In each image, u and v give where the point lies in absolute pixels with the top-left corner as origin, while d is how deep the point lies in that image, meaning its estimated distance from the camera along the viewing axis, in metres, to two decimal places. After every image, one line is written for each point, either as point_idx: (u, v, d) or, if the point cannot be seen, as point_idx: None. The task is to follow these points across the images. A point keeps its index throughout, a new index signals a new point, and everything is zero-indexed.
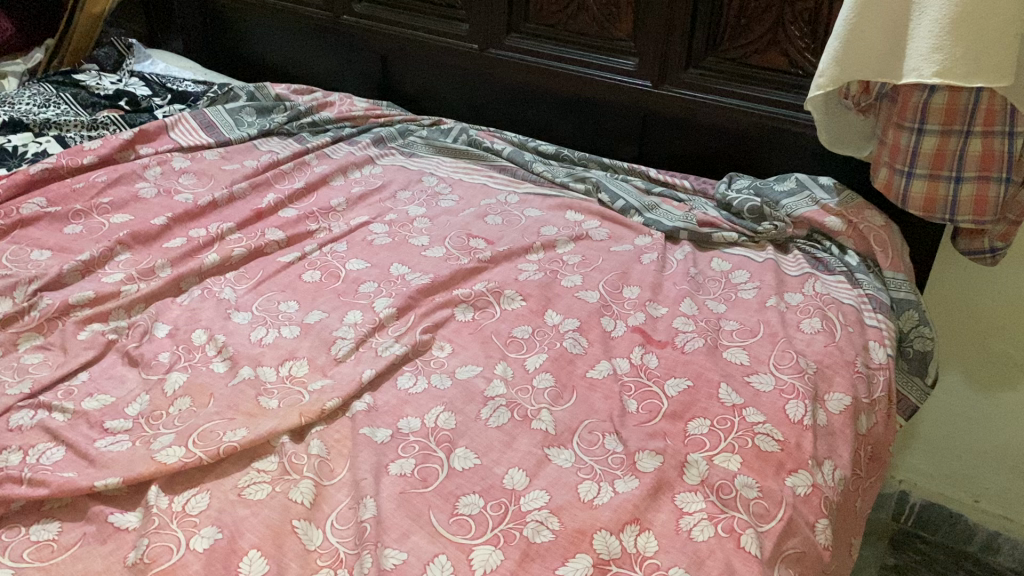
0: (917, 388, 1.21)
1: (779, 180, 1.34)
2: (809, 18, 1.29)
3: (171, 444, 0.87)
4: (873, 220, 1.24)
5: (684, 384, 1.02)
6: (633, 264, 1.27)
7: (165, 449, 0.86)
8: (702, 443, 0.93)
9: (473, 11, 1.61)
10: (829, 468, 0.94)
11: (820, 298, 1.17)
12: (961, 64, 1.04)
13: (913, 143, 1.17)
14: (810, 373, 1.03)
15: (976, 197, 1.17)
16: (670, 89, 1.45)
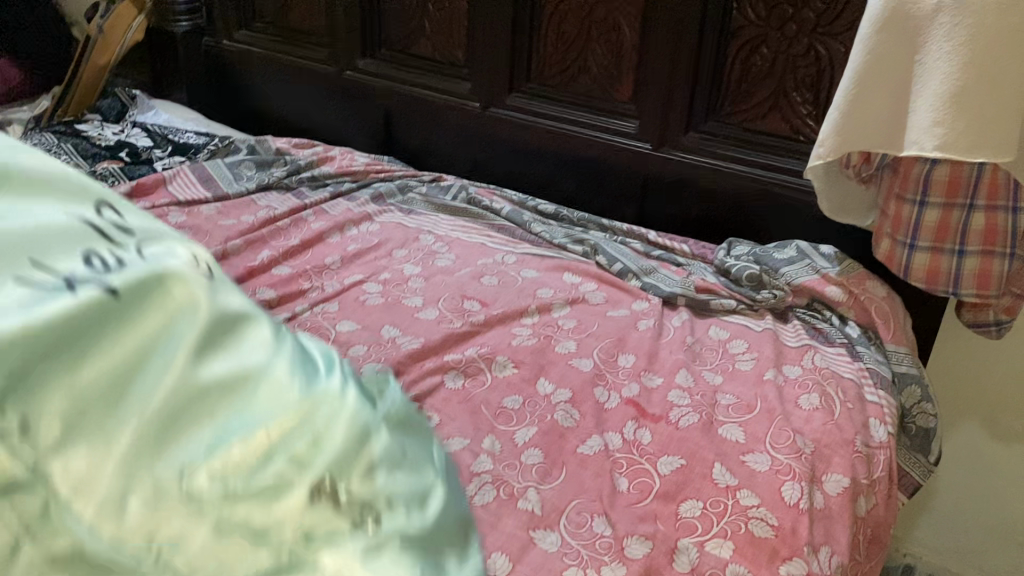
0: (920, 466, 1.18)
1: (779, 247, 1.32)
2: (811, 85, 1.29)
3: None
4: (875, 291, 1.23)
5: (676, 462, 0.99)
6: (629, 331, 1.24)
7: None
8: (693, 527, 0.90)
9: (475, 69, 1.60)
10: (826, 555, 0.91)
11: (819, 372, 1.14)
12: (963, 139, 1.02)
13: (915, 215, 1.15)
14: (807, 454, 1.00)
15: (979, 272, 1.15)
16: (671, 152, 1.44)
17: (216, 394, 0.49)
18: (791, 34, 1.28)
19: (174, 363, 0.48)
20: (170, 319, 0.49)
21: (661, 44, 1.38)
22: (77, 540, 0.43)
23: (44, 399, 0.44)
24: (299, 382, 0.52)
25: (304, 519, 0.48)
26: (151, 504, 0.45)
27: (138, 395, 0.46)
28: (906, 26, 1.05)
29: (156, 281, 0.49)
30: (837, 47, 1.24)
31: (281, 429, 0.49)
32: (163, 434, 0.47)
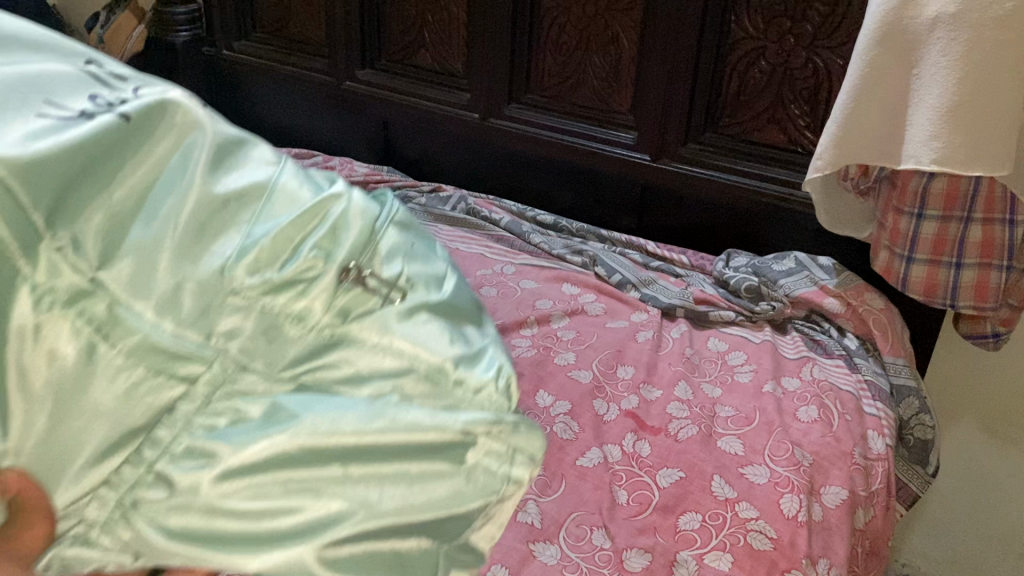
0: (917, 476, 1.18)
1: (778, 259, 1.33)
2: (809, 97, 1.29)
3: None
4: (873, 304, 1.23)
5: (676, 475, 0.99)
6: (628, 343, 1.24)
7: None
8: (692, 540, 0.91)
9: (474, 80, 1.61)
10: (824, 567, 0.91)
11: (817, 384, 1.15)
12: (959, 152, 1.03)
13: (912, 228, 1.15)
14: (806, 466, 1.01)
15: (977, 284, 1.16)
16: (668, 163, 1.45)
17: (237, 199, 0.48)
18: (790, 46, 1.28)
19: (190, 175, 0.46)
20: (183, 140, 0.47)
21: (658, 56, 1.39)
22: (140, 332, 0.42)
23: (80, 218, 0.42)
24: (302, 191, 0.51)
25: (339, 299, 0.48)
26: (201, 293, 0.44)
27: (168, 194, 0.45)
28: (903, 40, 1.05)
29: (161, 104, 0.47)
30: (835, 60, 1.25)
31: (302, 226, 0.49)
32: (201, 229, 0.46)
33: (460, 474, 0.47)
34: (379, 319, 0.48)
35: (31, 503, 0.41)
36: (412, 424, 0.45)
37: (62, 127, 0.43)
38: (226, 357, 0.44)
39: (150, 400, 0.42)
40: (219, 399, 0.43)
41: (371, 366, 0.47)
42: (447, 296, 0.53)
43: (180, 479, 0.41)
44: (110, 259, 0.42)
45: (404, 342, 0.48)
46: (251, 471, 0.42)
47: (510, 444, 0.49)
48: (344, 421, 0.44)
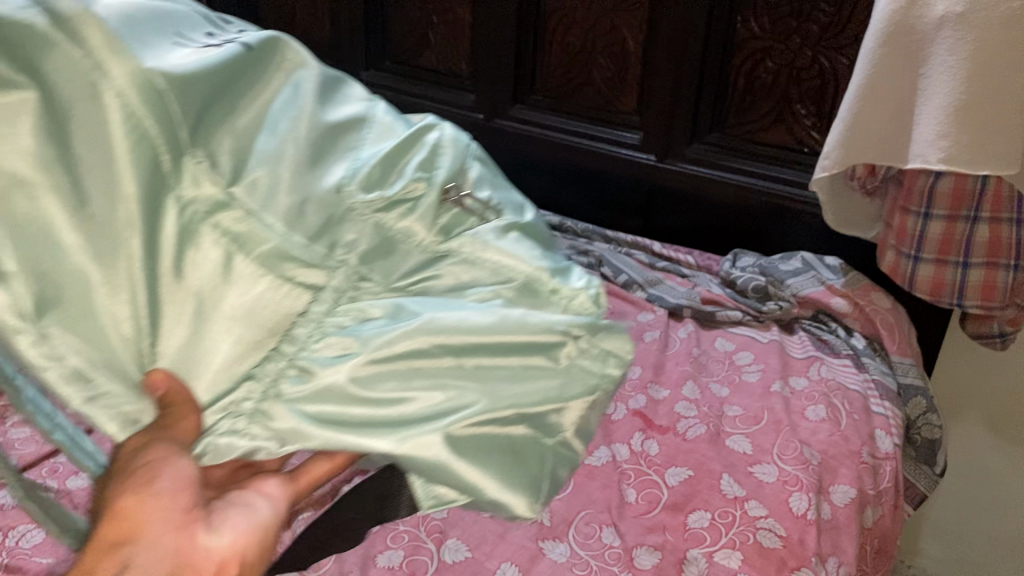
0: (925, 477, 1.19)
1: (784, 258, 1.33)
2: (815, 97, 1.30)
3: None
4: (880, 303, 1.24)
5: (684, 473, 0.99)
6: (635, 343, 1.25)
7: None
8: (702, 538, 0.90)
9: (479, 81, 1.61)
10: (833, 565, 0.91)
11: (825, 384, 1.15)
12: (966, 151, 1.03)
13: (919, 227, 1.16)
14: (814, 465, 1.01)
15: (984, 284, 1.16)
16: (674, 163, 1.45)
17: (340, 121, 0.52)
18: (795, 46, 1.28)
19: (303, 100, 0.50)
20: (290, 73, 0.51)
21: (663, 57, 1.39)
22: (272, 240, 0.45)
23: (218, 134, 0.46)
24: (390, 119, 0.55)
25: (440, 215, 0.51)
26: (323, 201, 0.47)
27: (283, 113, 0.49)
28: (911, 39, 1.05)
29: (270, 42, 0.52)
30: (840, 60, 1.26)
31: (403, 151, 0.52)
32: (315, 148, 0.49)
33: (561, 373, 0.50)
34: (474, 234, 0.51)
35: (179, 399, 0.43)
36: (519, 322, 0.49)
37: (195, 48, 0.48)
38: (349, 266, 0.47)
39: (287, 302, 0.46)
40: (344, 306, 0.47)
41: (473, 277, 0.50)
42: (527, 219, 0.56)
43: (321, 371, 0.45)
44: (243, 171, 0.46)
45: (501, 256, 0.51)
46: (383, 363, 0.46)
47: (601, 346, 0.52)
48: (464, 319, 0.47)
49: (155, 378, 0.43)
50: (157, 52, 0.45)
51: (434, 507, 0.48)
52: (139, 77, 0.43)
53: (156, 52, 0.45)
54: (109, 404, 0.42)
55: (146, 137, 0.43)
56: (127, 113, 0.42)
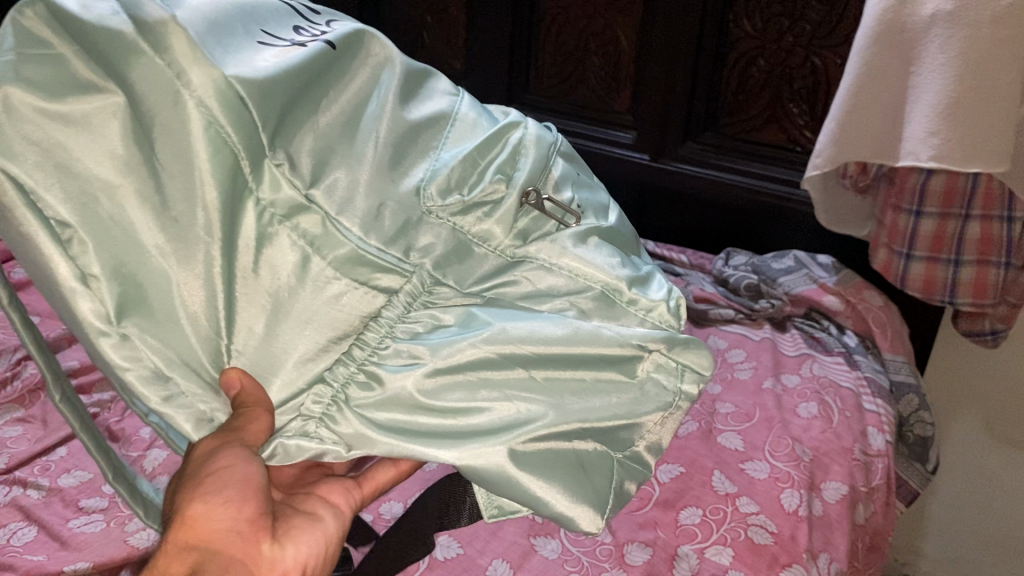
0: (917, 473, 1.19)
1: (777, 257, 1.33)
2: (807, 96, 1.30)
3: (146, 527, 0.91)
4: (872, 301, 1.24)
5: (676, 470, 0.99)
6: None
7: (139, 533, 0.90)
8: (693, 534, 0.91)
9: (473, 81, 1.61)
10: (825, 561, 0.91)
11: (817, 381, 1.15)
12: (957, 149, 1.03)
13: (910, 225, 1.16)
14: (806, 462, 1.01)
15: (975, 281, 1.16)
16: (667, 162, 1.46)
17: (430, 127, 0.62)
18: (787, 45, 1.29)
19: (389, 100, 0.60)
20: (374, 71, 0.61)
21: (656, 56, 1.39)
22: (349, 245, 0.55)
23: (300, 133, 0.55)
24: (481, 127, 0.65)
25: (518, 220, 0.61)
26: (398, 208, 0.57)
27: (377, 120, 0.59)
28: (902, 38, 1.05)
29: (359, 40, 0.62)
30: (833, 58, 1.26)
31: (484, 150, 0.62)
32: (403, 154, 0.59)
33: (634, 386, 0.58)
34: (553, 240, 0.60)
35: (249, 398, 0.54)
36: (591, 336, 0.56)
37: (288, 51, 0.56)
38: (423, 269, 0.57)
39: (357, 308, 0.56)
40: (416, 308, 0.57)
41: (551, 284, 0.59)
42: (613, 223, 0.66)
43: (390, 379, 0.55)
44: (322, 175, 0.55)
45: (575, 257, 0.60)
46: (448, 372, 0.55)
47: (679, 361, 0.59)
48: (536, 330, 0.56)
49: (231, 377, 0.54)
50: (248, 60, 0.54)
51: (495, 515, 0.59)
52: (220, 88, 0.51)
53: (247, 59, 0.54)
54: (180, 403, 0.54)
55: (229, 149, 0.52)
56: (207, 122, 0.51)
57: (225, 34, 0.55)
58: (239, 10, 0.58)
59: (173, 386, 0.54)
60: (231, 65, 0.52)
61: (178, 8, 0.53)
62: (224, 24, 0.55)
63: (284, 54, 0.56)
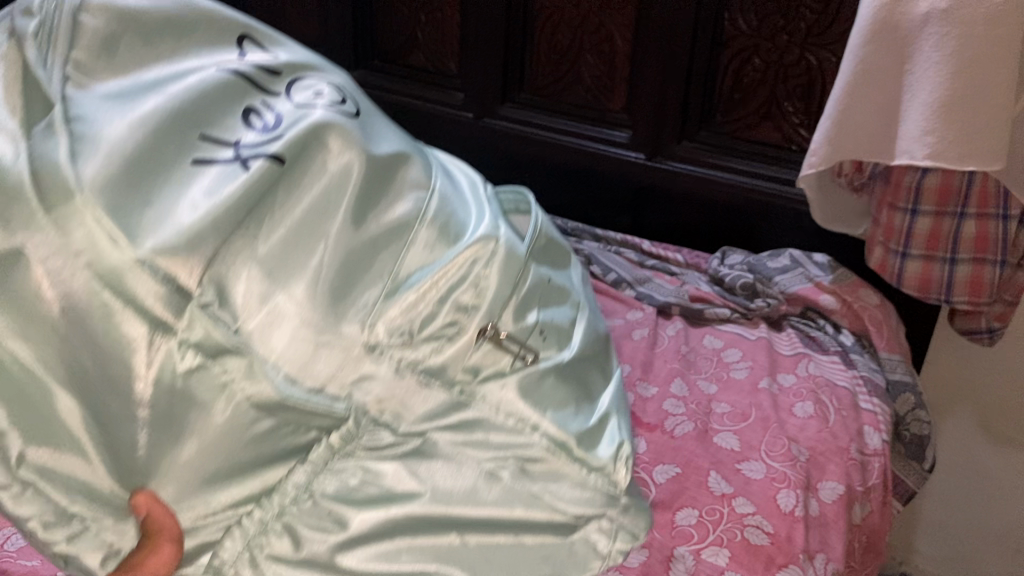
0: (914, 472, 1.18)
1: (772, 256, 1.32)
2: (802, 94, 1.31)
3: None
4: (868, 300, 1.24)
5: (672, 471, 0.99)
6: (623, 340, 1.23)
7: None
8: (690, 535, 0.90)
9: (467, 80, 1.60)
10: (821, 562, 0.91)
11: (813, 380, 1.15)
12: (952, 147, 1.03)
13: (907, 224, 1.16)
14: (802, 462, 1.01)
15: (971, 279, 1.16)
16: (663, 161, 1.45)
17: (393, 238, 0.74)
18: (782, 44, 1.29)
19: (340, 216, 0.71)
20: (335, 184, 0.71)
21: (652, 54, 1.39)
22: (282, 394, 0.66)
23: (238, 263, 0.66)
24: (446, 239, 0.77)
25: (472, 355, 0.75)
26: (338, 349, 0.68)
27: (326, 238, 0.69)
28: (897, 37, 1.05)
29: (314, 150, 0.71)
30: (827, 57, 1.27)
31: (442, 282, 0.74)
32: (357, 279, 0.71)
33: (565, 544, 0.77)
34: (501, 379, 0.76)
35: (152, 520, 0.66)
36: (530, 496, 0.76)
37: (223, 179, 0.67)
38: (354, 408, 0.69)
39: (286, 441, 0.69)
40: (339, 459, 0.70)
41: (488, 430, 0.75)
42: (571, 353, 0.86)
43: (306, 534, 0.70)
44: (268, 299, 0.66)
45: (514, 399, 0.76)
46: (382, 535, 0.72)
47: (615, 523, 0.80)
48: (472, 494, 0.74)
49: (141, 501, 0.66)
50: (171, 215, 0.65)
51: None
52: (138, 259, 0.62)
53: (171, 213, 0.65)
54: (89, 535, 0.67)
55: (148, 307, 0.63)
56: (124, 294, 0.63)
57: (158, 174, 0.67)
58: (176, 126, 0.69)
59: (76, 524, 0.67)
60: (142, 230, 0.64)
61: (83, 164, 0.64)
62: (151, 156, 0.67)
63: (210, 187, 0.66)
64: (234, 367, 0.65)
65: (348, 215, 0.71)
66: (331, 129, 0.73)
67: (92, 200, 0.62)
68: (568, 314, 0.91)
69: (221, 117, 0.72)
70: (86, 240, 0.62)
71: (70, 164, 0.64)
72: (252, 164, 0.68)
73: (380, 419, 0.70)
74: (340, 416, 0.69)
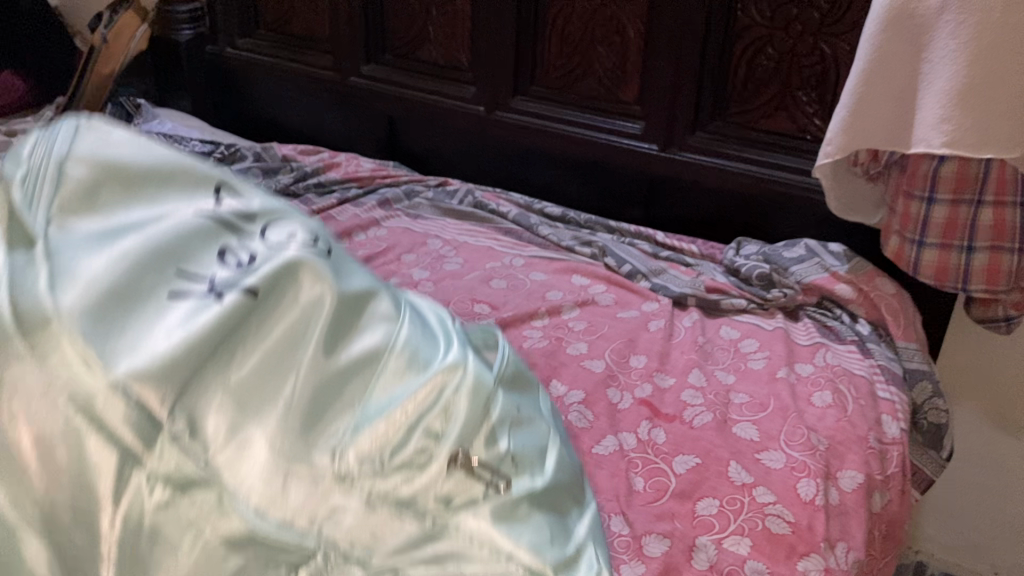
0: (932, 461, 1.17)
1: (788, 246, 1.32)
2: (817, 84, 1.30)
3: None
4: (885, 289, 1.23)
5: (692, 461, 0.99)
6: (639, 332, 1.23)
7: None
8: (711, 525, 0.91)
9: (479, 73, 1.60)
10: (842, 550, 0.91)
11: (831, 369, 1.15)
12: (970, 134, 1.02)
13: (923, 212, 1.16)
14: (821, 451, 1.01)
15: (989, 268, 1.15)
16: (676, 152, 1.45)
17: (360, 370, 0.72)
18: (795, 34, 1.29)
19: (307, 347, 0.69)
20: (302, 312, 0.70)
21: (666, 43, 1.39)
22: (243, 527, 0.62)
23: (208, 392, 0.65)
24: (418, 365, 0.75)
25: (443, 481, 0.71)
26: (307, 480, 0.65)
27: (293, 374, 0.68)
28: (913, 26, 1.05)
29: (287, 282, 0.71)
30: (841, 46, 1.26)
31: (413, 407, 0.72)
32: (327, 409, 0.69)
33: None
34: (474, 510, 0.71)
35: None
36: None
37: (197, 312, 0.66)
38: (324, 547, 0.64)
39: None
40: None
41: (463, 559, 0.69)
42: (547, 477, 0.79)
43: None
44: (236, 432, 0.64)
45: (486, 529, 0.70)
46: None
47: None
48: None
49: None
50: (145, 342, 0.64)
51: None
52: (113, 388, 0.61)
53: (145, 342, 0.64)
54: None
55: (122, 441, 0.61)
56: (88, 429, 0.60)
57: (133, 307, 0.66)
58: (155, 262, 0.69)
59: None
60: (115, 354, 0.63)
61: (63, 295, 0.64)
62: (130, 292, 0.66)
63: (180, 324, 0.65)
64: (201, 500, 0.62)
65: (317, 346, 0.69)
66: (305, 265, 0.72)
67: (68, 328, 0.62)
68: (544, 440, 0.83)
69: (198, 251, 0.71)
70: (62, 364, 0.61)
71: (48, 294, 0.63)
72: (226, 298, 0.68)
73: (351, 554, 0.65)
74: (310, 549, 0.64)
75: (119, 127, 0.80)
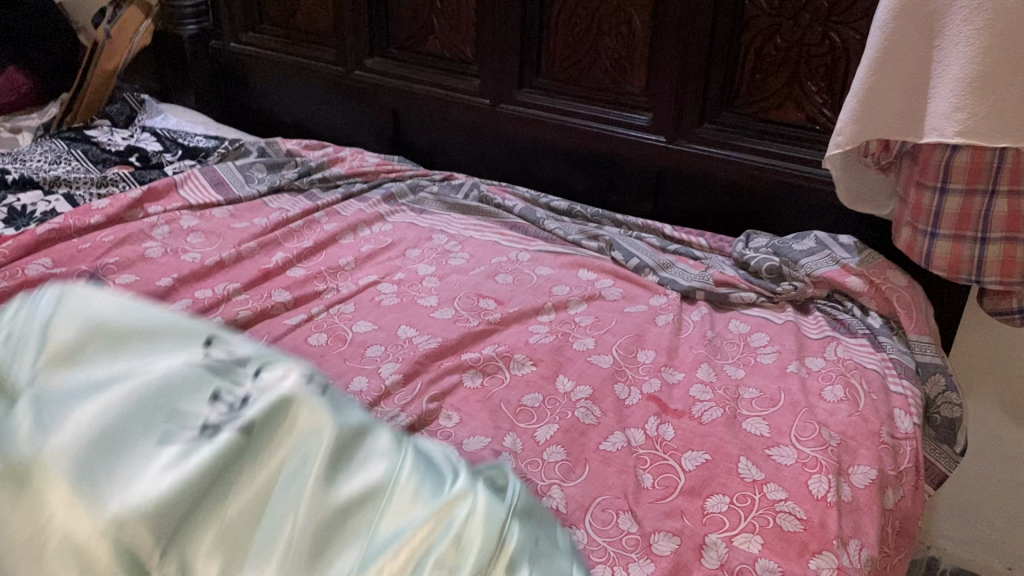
0: (944, 456, 1.15)
1: (798, 238, 1.30)
2: (826, 74, 1.28)
3: None
4: (897, 282, 1.21)
5: (701, 457, 0.98)
6: (647, 327, 1.21)
7: None
8: (721, 522, 0.89)
9: (484, 66, 1.58)
10: (856, 548, 0.89)
11: (842, 363, 1.13)
12: (984, 123, 1.00)
13: (936, 203, 1.14)
14: (833, 447, 0.99)
15: (1003, 259, 1.13)
16: (684, 144, 1.43)
17: (358, 511, 0.59)
18: (805, 23, 1.27)
19: (310, 481, 0.58)
20: (301, 446, 0.60)
21: (673, 34, 1.37)
22: None
23: (204, 531, 0.54)
24: (428, 495, 0.62)
25: None
26: None
27: (292, 516, 0.56)
28: (925, 13, 1.03)
29: (286, 407, 0.61)
30: (851, 34, 1.24)
31: (427, 535, 0.58)
32: (325, 553, 0.56)
33: None
34: None
35: None
36: None
37: (186, 459, 0.56)
38: None
39: None
40: None
41: None
42: None
43: None
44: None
45: None
46: None
47: None
48: None
49: None
50: (130, 488, 0.54)
51: None
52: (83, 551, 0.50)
53: (128, 486, 0.54)
54: None
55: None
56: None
57: (115, 454, 0.56)
58: (139, 404, 0.59)
59: None
60: (94, 500, 0.52)
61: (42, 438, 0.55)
62: (110, 438, 0.56)
63: (173, 465, 0.55)
64: None
65: (316, 478, 0.58)
66: (303, 399, 0.62)
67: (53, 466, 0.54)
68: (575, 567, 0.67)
69: (180, 385, 0.61)
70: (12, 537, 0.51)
71: (30, 437, 0.55)
72: (220, 437, 0.58)
73: None
74: None
75: (102, 288, 0.72)
